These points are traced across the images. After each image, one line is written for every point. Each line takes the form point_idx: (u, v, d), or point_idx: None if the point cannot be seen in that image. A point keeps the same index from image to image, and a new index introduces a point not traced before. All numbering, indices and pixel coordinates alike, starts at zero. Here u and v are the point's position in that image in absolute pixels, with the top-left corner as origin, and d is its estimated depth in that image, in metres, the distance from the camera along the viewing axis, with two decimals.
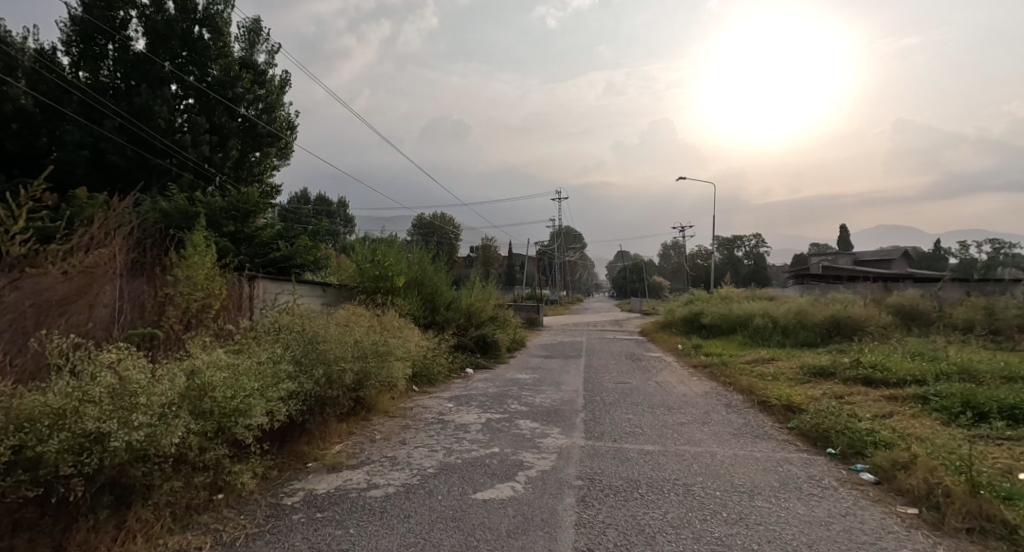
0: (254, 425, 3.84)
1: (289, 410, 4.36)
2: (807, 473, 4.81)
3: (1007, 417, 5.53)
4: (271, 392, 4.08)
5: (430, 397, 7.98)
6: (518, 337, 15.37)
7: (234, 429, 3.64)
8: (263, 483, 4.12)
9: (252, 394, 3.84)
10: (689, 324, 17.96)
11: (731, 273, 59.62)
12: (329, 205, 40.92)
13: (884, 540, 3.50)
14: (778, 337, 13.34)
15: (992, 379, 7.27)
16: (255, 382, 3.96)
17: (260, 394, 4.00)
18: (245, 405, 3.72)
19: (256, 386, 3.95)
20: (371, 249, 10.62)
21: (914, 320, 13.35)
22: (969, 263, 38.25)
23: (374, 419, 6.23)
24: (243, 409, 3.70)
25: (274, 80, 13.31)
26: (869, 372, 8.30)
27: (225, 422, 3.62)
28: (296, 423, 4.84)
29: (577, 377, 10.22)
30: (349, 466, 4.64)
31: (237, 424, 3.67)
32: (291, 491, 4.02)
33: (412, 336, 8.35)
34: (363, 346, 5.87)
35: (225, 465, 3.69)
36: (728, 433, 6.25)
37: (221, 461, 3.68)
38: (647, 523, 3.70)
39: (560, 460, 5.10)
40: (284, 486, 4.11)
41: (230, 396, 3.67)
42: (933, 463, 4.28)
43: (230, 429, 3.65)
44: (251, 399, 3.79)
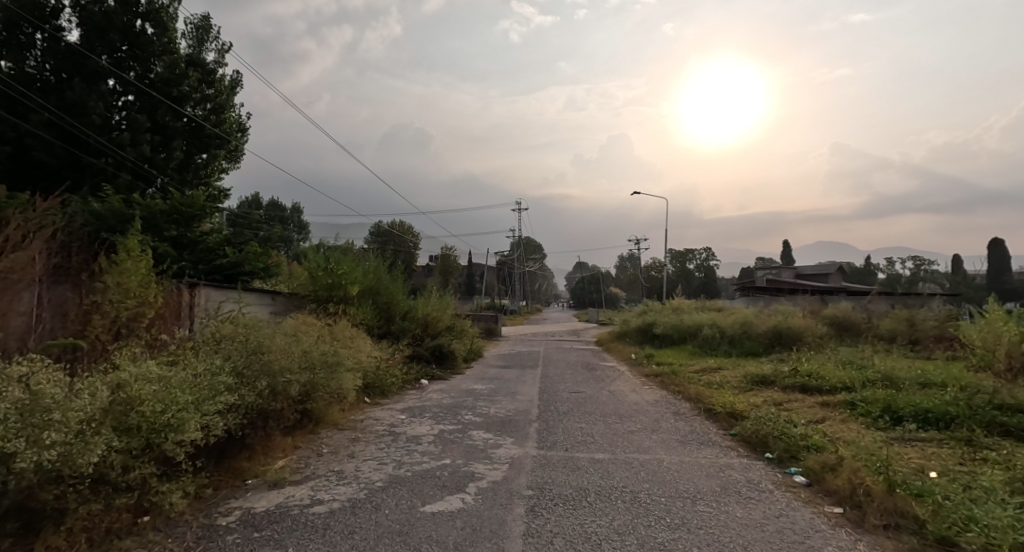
0: (187, 441, 3.67)
1: (227, 423, 4.18)
2: (746, 477, 5.02)
3: (922, 420, 5.92)
4: (207, 405, 3.91)
5: (382, 408, 7.86)
6: (475, 347, 15.34)
7: (163, 445, 3.48)
8: (195, 503, 3.95)
9: (185, 408, 3.69)
10: (643, 334, 18.46)
11: (683, 285, 61.58)
12: (283, 210, 39.86)
13: (813, 539, 3.68)
14: (725, 348, 13.85)
15: (911, 385, 7.80)
16: (188, 395, 3.80)
17: (195, 408, 3.84)
18: (178, 420, 3.57)
19: (190, 399, 3.80)
20: (324, 257, 10.37)
21: (846, 331, 14.14)
22: (896, 277, 40.87)
23: (321, 433, 6.07)
24: (175, 424, 3.53)
25: (224, 81, 12.92)
26: (805, 380, 8.75)
27: (154, 437, 3.46)
28: (235, 438, 4.65)
29: (534, 388, 10.28)
30: (293, 482, 4.51)
31: (168, 440, 3.51)
32: (226, 510, 3.87)
33: (365, 346, 8.19)
34: (310, 356, 5.76)
35: (152, 485, 3.51)
36: (675, 440, 6.43)
37: (148, 481, 3.49)
38: (593, 531, 3.77)
39: (512, 470, 5.13)
40: (219, 505, 3.95)
41: (161, 410, 3.51)
42: (858, 465, 4.56)
43: (160, 446, 3.49)
44: (184, 413, 3.64)
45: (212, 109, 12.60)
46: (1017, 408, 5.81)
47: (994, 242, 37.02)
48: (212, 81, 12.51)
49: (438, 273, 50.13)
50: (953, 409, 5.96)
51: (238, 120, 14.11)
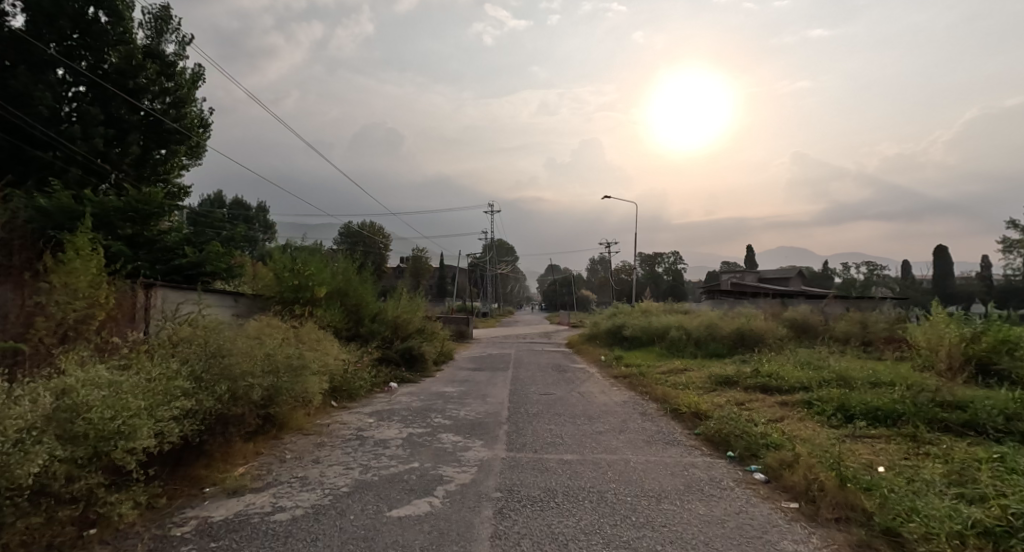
0: (139, 449, 3.57)
1: (182, 430, 4.08)
2: (709, 476, 5.16)
3: (872, 417, 6.20)
4: (161, 412, 3.82)
5: (349, 412, 7.76)
6: (446, 349, 15.27)
7: (112, 453, 3.37)
8: (147, 514, 3.83)
9: (137, 414, 3.59)
10: (613, 336, 18.72)
11: (651, 288, 62.62)
12: (248, 208, 38.89)
13: (770, 534, 3.81)
14: (691, 350, 14.16)
15: (863, 385, 8.14)
16: (140, 401, 3.70)
17: (148, 414, 3.73)
18: (128, 427, 3.47)
19: (143, 405, 3.70)
20: (290, 258, 10.08)
21: (804, 333, 14.63)
22: (852, 282, 42.54)
23: (285, 438, 5.97)
24: (125, 432, 3.44)
25: (185, 74, 12.54)
26: (766, 381, 9.03)
27: (103, 445, 3.34)
28: (191, 445, 4.54)
29: (504, 390, 10.30)
30: (253, 489, 4.42)
31: (117, 447, 3.40)
32: (181, 520, 3.77)
33: (332, 348, 8.08)
34: (274, 360, 5.66)
35: (99, 495, 3.39)
36: (642, 440, 6.56)
37: (94, 492, 3.37)
38: (560, 532, 3.82)
39: (480, 473, 5.14)
40: (173, 516, 3.84)
41: (110, 417, 3.41)
42: (813, 462, 4.75)
43: (108, 454, 3.38)
44: (136, 419, 3.54)
45: (171, 103, 12.16)
46: (956, 405, 6.14)
47: (939, 249, 39.03)
48: (172, 74, 12.12)
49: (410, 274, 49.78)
50: (901, 406, 6.24)
51: (199, 115, 13.71)
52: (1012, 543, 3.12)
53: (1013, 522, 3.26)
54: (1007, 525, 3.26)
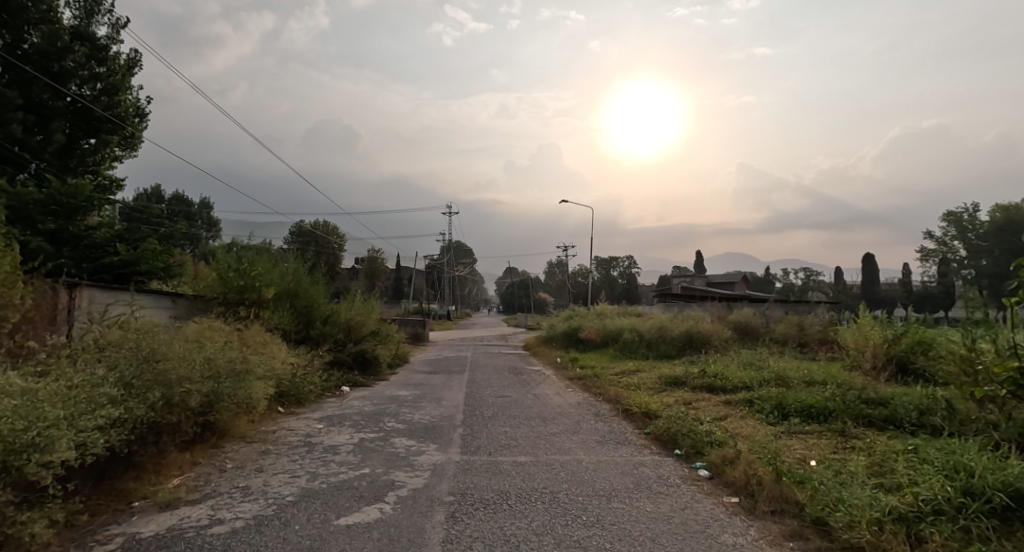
0: (56, 463, 3.35)
1: (108, 441, 3.86)
2: (657, 474, 5.31)
3: (806, 414, 6.55)
4: (82, 422, 3.60)
5: (297, 418, 7.55)
6: (401, 352, 15.08)
7: (24, 467, 3.12)
8: (66, 532, 3.61)
9: (54, 424, 3.38)
10: (568, 338, 18.98)
11: (605, 292, 63.83)
12: (191, 205, 37.13)
13: (713, 528, 3.95)
14: (643, 351, 14.54)
15: (799, 383, 8.59)
16: (59, 410, 3.49)
17: (67, 424, 3.51)
18: (44, 438, 3.25)
19: (61, 414, 3.48)
20: (234, 257, 9.71)
21: (747, 334, 15.29)
22: (792, 286, 44.73)
23: (226, 447, 5.74)
24: (40, 444, 3.22)
25: (119, 59, 11.89)
26: (711, 380, 9.39)
27: (13, 460, 3.11)
28: (118, 457, 4.31)
29: (459, 393, 10.26)
30: (189, 502, 4.23)
31: (31, 461, 3.16)
32: (105, 538, 3.57)
33: (280, 352, 7.84)
34: (214, 364, 5.46)
35: (9, 515, 3.12)
36: (594, 440, 6.69)
37: (3, 511, 3.11)
38: (512, 533, 3.85)
39: (433, 477, 5.11)
40: (96, 533, 3.63)
41: (23, 428, 3.19)
42: (752, 457, 4.98)
43: (20, 469, 3.13)
44: (53, 430, 3.33)
45: (103, 90, 11.51)
46: (879, 401, 6.57)
47: (868, 256, 41.64)
48: (104, 58, 11.46)
49: (364, 275, 48.84)
50: (831, 403, 6.62)
51: (135, 103, 13.06)
52: (922, 526, 3.37)
53: (923, 507, 3.52)
54: (918, 510, 3.52)
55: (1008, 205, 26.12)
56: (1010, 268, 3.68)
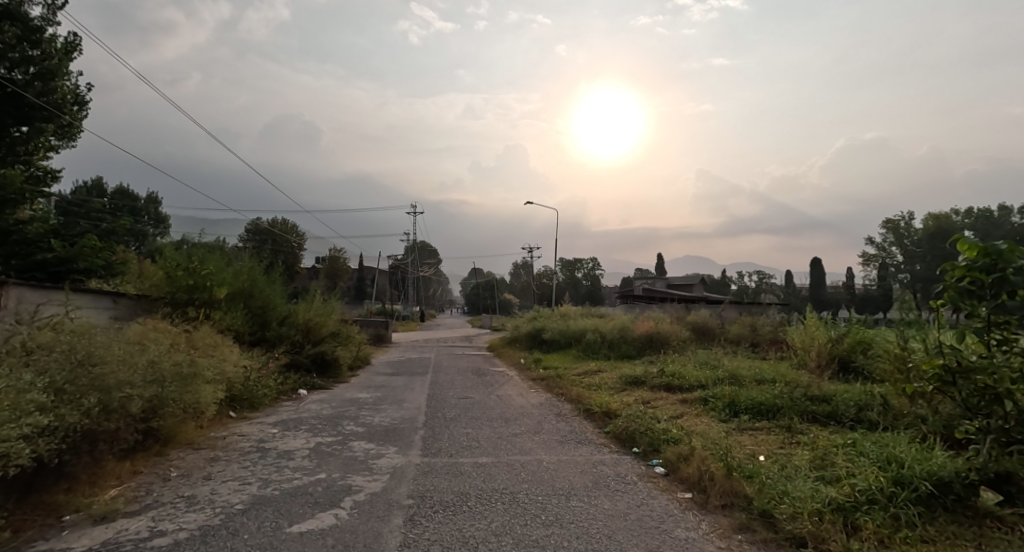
0: None
1: (34, 451, 3.64)
2: (615, 472, 5.40)
3: (756, 411, 6.79)
4: (6, 430, 3.38)
5: (249, 423, 7.31)
6: (362, 354, 14.81)
7: None
8: None
9: None
10: (532, 339, 19.08)
11: (568, 293, 64.49)
12: (136, 200, 35.35)
13: (667, 523, 4.04)
14: (605, 351, 14.76)
15: (751, 381, 8.90)
16: None
17: None
18: None
19: None
20: (184, 255, 9.28)
21: (703, 334, 15.72)
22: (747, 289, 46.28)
23: (172, 454, 5.52)
24: None
25: (56, 42, 11.28)
26: (670, 379, 9.61)
27: None
28: (48, 467, 4.07)
29: (421, 395, 10.16)
30: (127, 513, 4.04)
31: None
32: None
33: (231, 355, 7.57)
34: (159, 368, 5.25)
35: None
36: (555, 440, 6.75)
37: None
38: (471, 535, 3.83)
39: (392, 480, 5.05)
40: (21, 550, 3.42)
41: None
42: (705, 454, 5.12)
43: None
44: None
45: (36, 74, 10.90)
46: (822, 398, 6.86)
47: (817, 260, 43.52)
48: (38, 41, 10.84)
49: (324, 275, 47.70)
50: (779, 400, 6.88)
51: (72, 90, 12.40)
52: (857, 515, 3.53)
53: (859, 497, 3.69)
54: (854, 500, 3.68)
55: (939, 214, 27.78)
56: (938, 272, 3.99)
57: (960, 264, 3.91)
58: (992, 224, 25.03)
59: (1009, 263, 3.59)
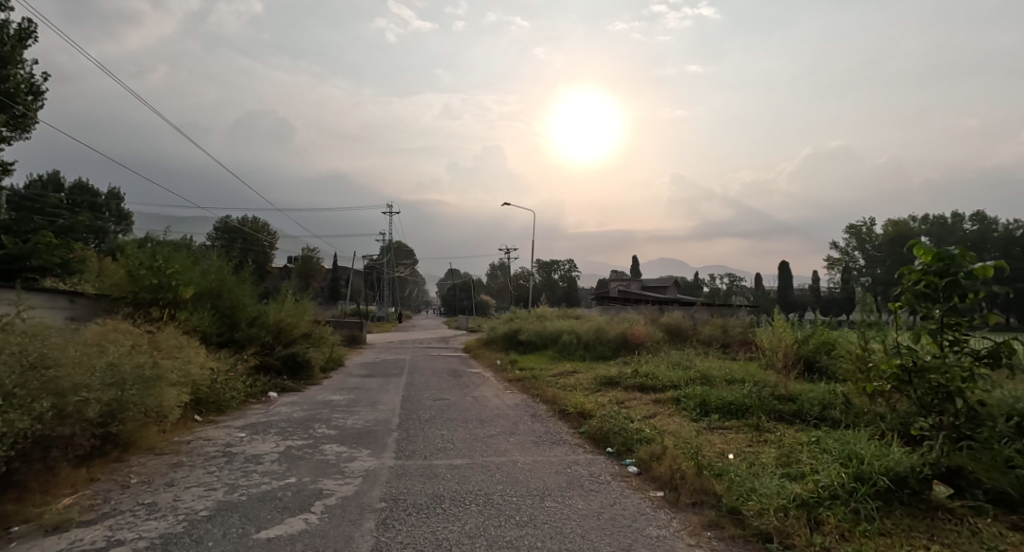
0: None
1: None
2: (589, 472, 5.46)
3: (726, 411, 6.95)
4: None
5: (216, 426, 7.16)
6: (335, 355, 14.62)
7: None
8: None
9: None
10: (508, 340, 19.11)
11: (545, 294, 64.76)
12: (97, 196, 34.18)
13: (639, 521, 4.11)
14: (580, 352, 14.87)
15: (722, 381, 9.09)
16: None
17: None
18: None
19: None
20: (148, 253, 9.03)
21: (676, 335, 15.98)
22: (719, 291, 47.18)
23: (132, 460, 5.36)
24: None
25: (8, 29, 10.92)
26: (643, 380, 9.75)
27: None
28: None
29: (396, 396, 10.09)
30: (82, 523, 3.92)
31: None
32: None
33: (197, 357, 7.41)
34: (119, 371, 5.12)
35: None
36: (530, 441, 6.78)
37: None
38: (445, 537, 3.83)
39: (364, 483, 5.01)
40: None
41: None
42: (677, 453, 5.22)
43: None
44: None
45: None
46: (789, 397, 7.05)
47: (785, 263, 44.65)
48: None
49: (297, 275, 46.94)
50: (748, 400, 7.05)
51: (26, 80, 11.96)
52: (820, 510, 3.65)
53: (822, 493, 3.82)
54: (818, 496, 3.81)
55: (898, 221, 28.77)
56: (896, 275, 4.15)
57: (917, 267, 4.07)
58: (947, 230, 26.04)
59: (960, 267, 3.82)
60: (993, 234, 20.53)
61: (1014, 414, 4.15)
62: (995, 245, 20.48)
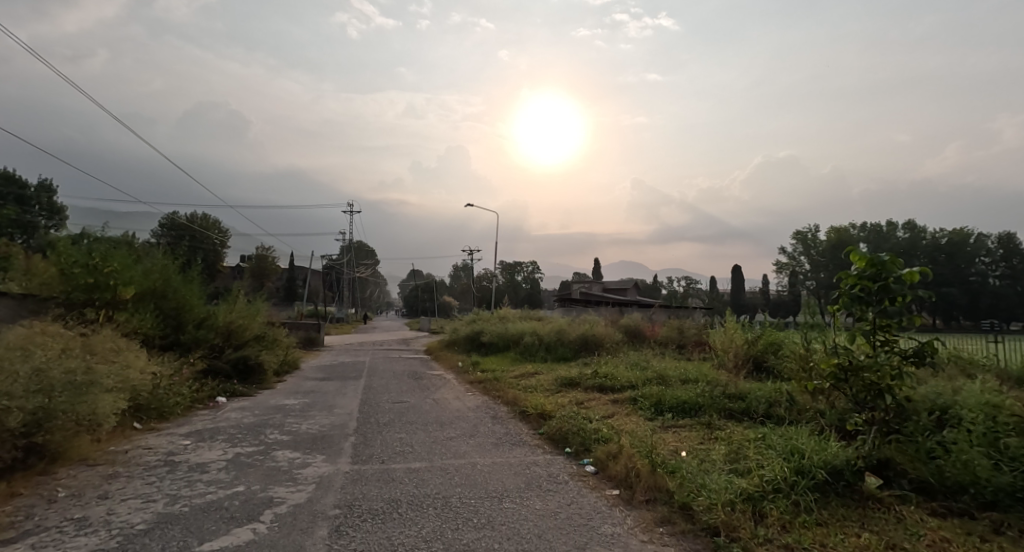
0: None
1: None
2: (547, 472, 5.50)
3: (680, 410, 7.14)
4: None
5: (157, 434, 6.85)
6: (290, 358, 14.23)
7: None
8: None
9: None
10: (470, 341, 19.05)
11: (507, 296, 64.92)
12: (28, 190, 32.10)
13: (595, 520, 4.17)
14: (541, 354, 14.96)
15: (677, 381, 9.33)
16: None
17: None
18: None
19: None
20: (83, 251, 8.58)
21: (635, 336, 16.30)
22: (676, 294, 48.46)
23: (61, 472, 5.06)
24: None
25: None
26: (602, 381, 9.89)
27: None
28: None
29: (354, 400, 9.90)
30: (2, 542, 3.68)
31: None
32: None
33: (137, 361, 7.07)
34: (46, 377, 4.86)
35: None
36: (489, 443, 6.77)
37: None
38: (400, 542, 3.78)
39: (318, 490, 4.88)
40: None
41: None
42: (632, 451, 5.32)
43: None
44: None
45: None
46: (738, 396, 7.29)
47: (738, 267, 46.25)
48: None
49: (251, 275, 45.45)
50: (701, 399, 7.26)
51: None
52: (764, 504, 3.80)
53: (766, 487, 3.96)
54: (762, 490, 3.95)
55: (840, 227, 30.08)
56: (834, 280, 4.36)
57: (853, 272, 4.30)
58: (883, 237, 27.55)
59: (890, 273, 4.08)
60: (922, 242, 21.26)
61: (935, 409, 4.40)
62: (925, 252, 21.24)
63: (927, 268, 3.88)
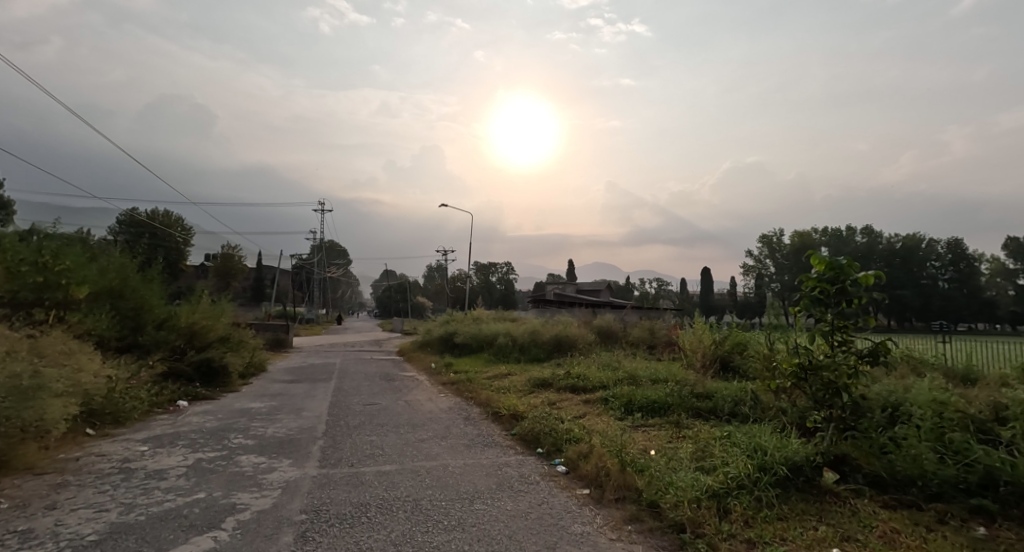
0: None
1: None
2: (519, 473, 5.50)
3: (650, 409, 7.24)
4: None
5: (113, 441, 6.60)
6: (257, 360, 13.91)
7: None
8: None
9: None
10: (444, 342, 18.93)
11: (481, 297, 64.82)
12: None
13: (564, 519, 4.19)
14: (515, 355, 14.98)
15: (647, 381, 9.47)
16: None
17: None
18: None
19: None
20: (33, 248, 8.23)
21: (608, 337, 16.47)
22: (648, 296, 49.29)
23: (5, 482, 4.82)
24: None
25: None
26: (574, 381, 9.96)
27: None
28: None
29: (323, 402, 9.73)
30: None
31: None
32: None
33: (92, 364, 6.80)
34: None
35: None
36: (461, 444, 6.74)
37: None
38: (369, 547, 3.73)
39: (283, 495, 4.78)
40: None
41: None
42: (602, 451, 5.37)
43: None
44: None
45: None
46: (706, 395, 7.44)
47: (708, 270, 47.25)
48: None
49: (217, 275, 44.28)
50: (670, 398, 7.37)
51: None
52: (728, 500, 3.87)
53: (730, 483, 4.04)
54: (726, 486, 4.03)
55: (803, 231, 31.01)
56: (797, 283, 4.50)
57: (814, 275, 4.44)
58: (844, 241, 28.52)
59: (848, 276, 4.22)
60: (879, 247, 22.13)
61: (888, 406, 4.58)
62: (881, 256, 22.10)
63: (881, 272, 4.04)
